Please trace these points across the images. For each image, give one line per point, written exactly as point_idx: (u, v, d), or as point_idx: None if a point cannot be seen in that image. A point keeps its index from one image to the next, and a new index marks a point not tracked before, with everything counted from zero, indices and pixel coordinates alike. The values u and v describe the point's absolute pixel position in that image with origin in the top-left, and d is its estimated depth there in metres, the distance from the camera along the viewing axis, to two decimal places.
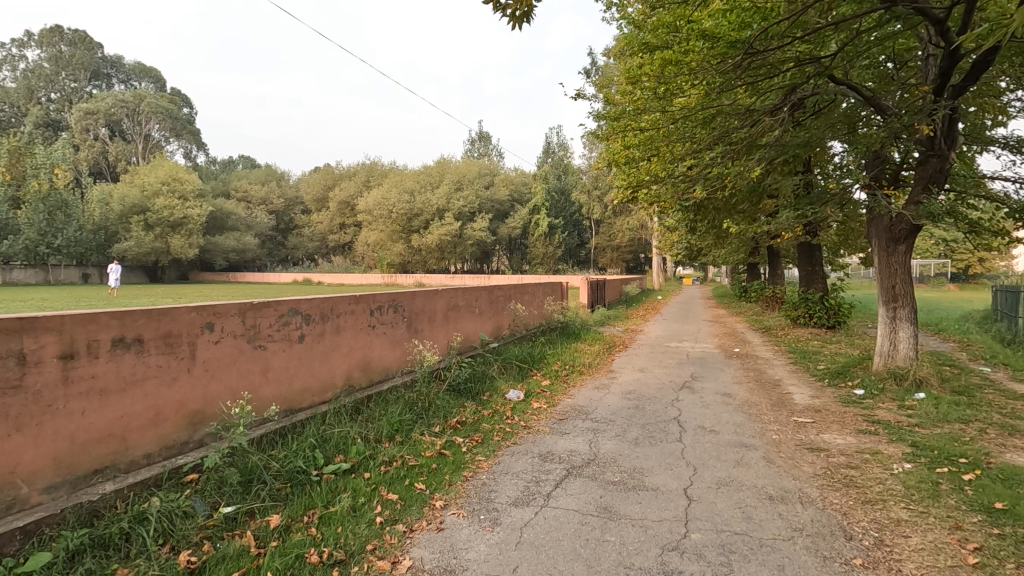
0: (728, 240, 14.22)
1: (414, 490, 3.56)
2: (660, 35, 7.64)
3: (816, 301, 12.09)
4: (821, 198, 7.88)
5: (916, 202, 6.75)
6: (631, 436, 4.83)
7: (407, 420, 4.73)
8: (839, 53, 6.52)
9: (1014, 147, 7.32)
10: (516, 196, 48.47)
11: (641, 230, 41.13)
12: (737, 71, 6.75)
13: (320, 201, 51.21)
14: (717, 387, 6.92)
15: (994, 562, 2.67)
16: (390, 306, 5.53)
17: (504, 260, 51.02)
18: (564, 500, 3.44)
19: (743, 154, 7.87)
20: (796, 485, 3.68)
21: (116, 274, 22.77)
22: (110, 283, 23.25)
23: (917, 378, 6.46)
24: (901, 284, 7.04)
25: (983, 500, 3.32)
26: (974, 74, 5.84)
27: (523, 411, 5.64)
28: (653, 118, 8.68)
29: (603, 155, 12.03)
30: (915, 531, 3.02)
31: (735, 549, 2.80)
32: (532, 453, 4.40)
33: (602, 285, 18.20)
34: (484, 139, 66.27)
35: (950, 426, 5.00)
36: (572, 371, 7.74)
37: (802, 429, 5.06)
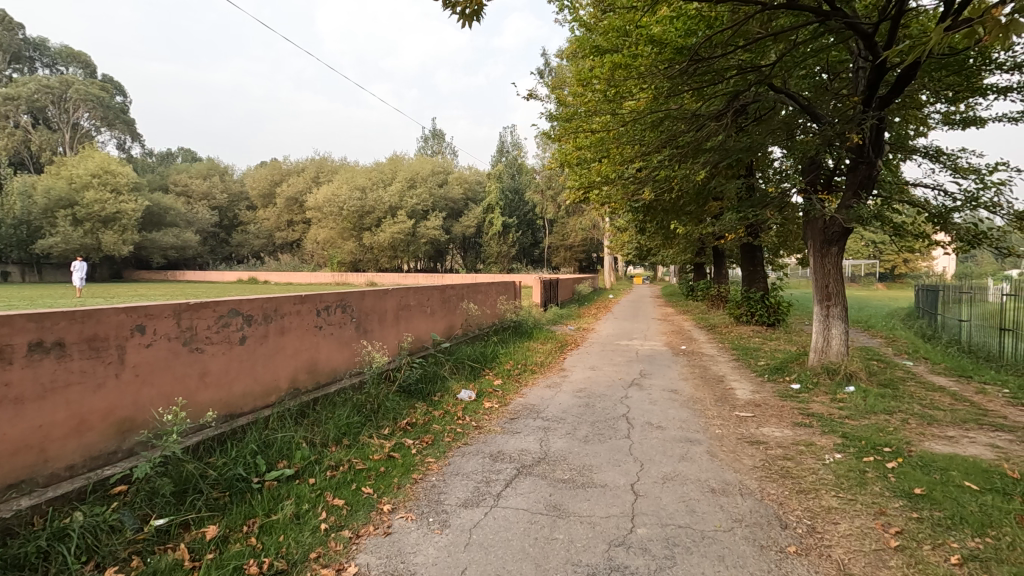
0: (675, 240, 14.62)
1: (361, 495, 3.48)
2: (610, 39, 7.78)
3: (757, 300, 12.62)
4: (761, 201, 8.21)
5: (847, 206, 7.16)
6: (582, 434, 4.89)
7: (356, 422, 4.63)
8: (778, 63, 6.84)
9: (933, 156, 7.85)
10: (471, 196, 48.35)
11: (594, 231, 41.84)
12: (683, 77, 7.01)
13: (266, 197, 49.53)
14: (665, 384, 7.13)
15: (913, 544, 2.85)
16: (338, 306, 5.38)
17: (458, 259, 50.80)
18: (514, 499, 3.45)
19: (689, 157, 8.19)
20: (737, 478, 3.83)
21: (79, 274, 20.85)
22: (78, 284, 21.13)
23: (848, 372, 6.85)
24: (834, 284, 7.44)
25: (904, 486, 3.56)
26: (899, 87, 6.23)
27: (475, 411, 5.62)
28: (604, 120, 8.82)
29: (556, 155, 12.13)
30: (844, 518, 3.20)
31: (678, 542, 2.88)
32: (482, 454, 4.39)
33: (555, 284, 18.35)
34: (439, 138, 66.12)
35: (877, 417, 5.33)
36: (524, 371, 7.77)
37: (743, 423, 5.27)
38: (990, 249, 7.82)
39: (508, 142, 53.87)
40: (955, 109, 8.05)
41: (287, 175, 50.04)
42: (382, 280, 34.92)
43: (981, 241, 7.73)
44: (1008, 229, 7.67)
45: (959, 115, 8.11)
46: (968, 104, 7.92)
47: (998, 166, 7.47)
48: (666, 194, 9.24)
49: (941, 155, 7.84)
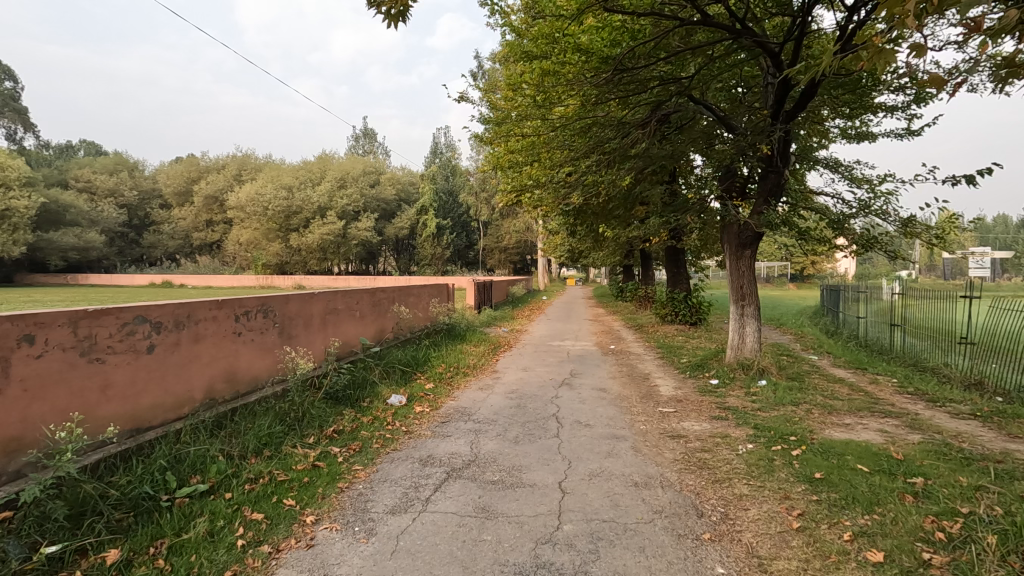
0: (604, 242, 15.10)
1: (283, 507, 3.35)
2: (540, 45, 7.91)
3: (681, 300, 13.24)
4: (682, 206, 8.62)
5: (758, 212, 7.67)
6: (512, 435, 4.95)
7: (278, 432, 4.44)
8: (696, 76, 7.24)
9: (833, 167, 8.56)
10: (403, 197, 47.63)
11: (527, 233, 42.37)
12: (609, 86, 7.26)
13: (182, 195, 46.49)
14: (594, 383, 7.34)
15: (812, 524, 3.11)
16: (259, 311, 5.13)
17: (392, 261, 49.90)
18: (443, 503, 3.43)
19: (616, 163, 8.33)
20: (658, 471, 4.01)
21: None
22: None
23: (760, 367, 7.34)
24: (748, 285, 7.94)
25: (806, 471, 3.86)
26: (802, 102, 6.74)
27: (405, 416, 5.54)
28: (534, 125, 8.97)
29: (488, 159, 12.17)
30: (754, 504, 3.42)
31: (602, 536, 2.98)
32: (412, 459, 4.34)
33: (489, 286, 18.42)
34: (370, 137, 64.92)
35: (784, 409, 5.75)
36: (456, 373, 7.75)
37: (666, 418, 5.52)
38: (881, 253, 8.64)
39: (441, 143, 53.62)
40: (851, 125, 8.82)
41: (206, 173, 47.22)
42: (312, 283, 33.78)
43: (873, 245, 8.52)
44: (895, 235, 8.51)
45: (854, 130, 8.88)
46: (861, 120, 8.70)
47: (887, 178, 8.25)
48: (595, 198, 9.52)
49: (840, 166, 8.57)
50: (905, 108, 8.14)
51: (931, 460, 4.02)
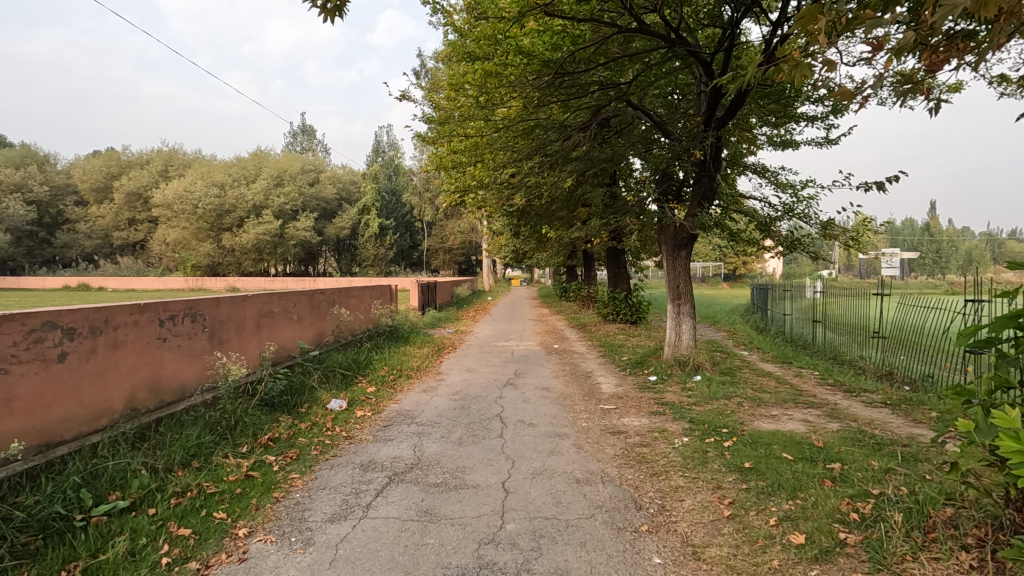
0: (547, 243, 15.29)
1: (212, 521, 3.19)
2: (482, 46, 7.79)
3: (622, 300, 13.61)
4: (622, 208, 8.84)
5: (693, 214, 8.00)
6: (456, 437, 4.92)
7: (208, 442, 4.22)
8: (634, 81, 7.47)
9: (761, 172, 9.04)
10: (344, 196, 46.44)
11: (472, 234, 42.35)
12: (550, 88, 7.38)
13: (101, 191, 43.33)
14: (537, 382, 7.42)
15: (742, 511, 3.27)
16: (186, 315, 4.87)
17: (332, 262, 48.52)
18: (385, 509, 3.37)
19: (558, 164, 8.55)
20: (599, 467, 4.11)
21: None
22: None
23: (695, 363, 7.66)
24: (683, 285, 8.25)
25: (736, 461, 4.06)
26: (732, 110, 7.09)
27: (346, 421, 5.40)
28: (477, 126, 8.99)
29: (431, 159, 12.05)
30: (688, 495, 3.57)
31: (545, 533, 3.02)
32: (353, 464, 4.23)
33: (433, 287, 18.22)
34: (308, 135, 62.95)
35: (717, 402, 6.03)
36: (399, 376, 7.64)
37: (607, 415, 5.67)
38: (804, 253, 9.20)
39: (383, 142, 52.75)
40: (777, 133, 9.34)
41: (128, 168, 44.26)
42: (247, 284, 32.34)
43: (797, 247, 9.06)
44: (816, 236, 9.09)
45: (779, 138, 9.41)
46: (786, 129, 9.23)
47: (809, 183, 8.81)
48: (538, 199, 9.63)
49: (766, 172, 9.06)
50: (824, 118, 8.71)
51: (848, 446, 4.32)
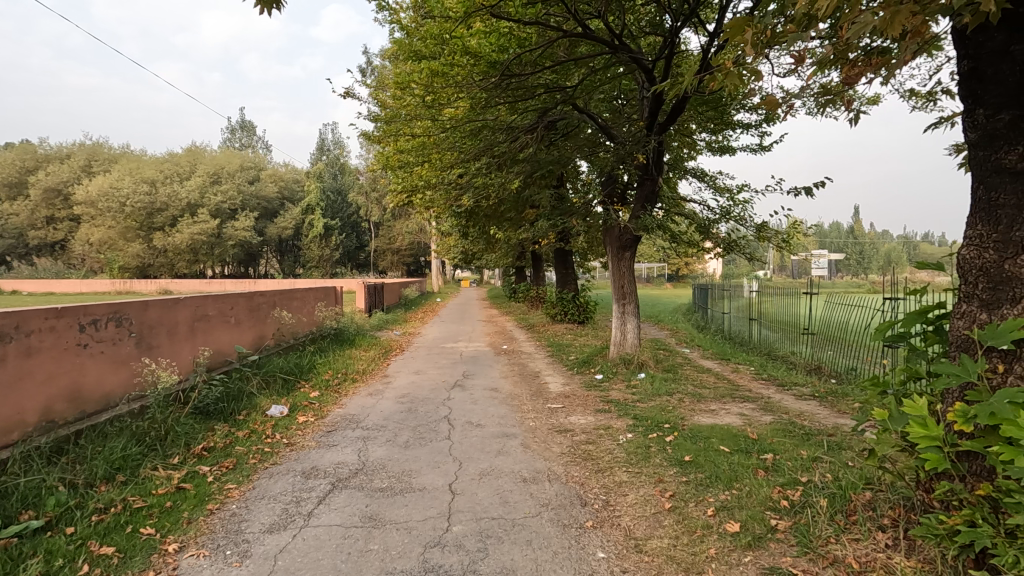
0: (496, 244, 15.32)
1: (138, 538, 3.00)
2: (428, 46, 7.74)
3: (569, 300, 13.82)
4: (568, 210, 8.99)
5: (637, 217, 8.23)
6: (402, 440, 4.86)
7: (134, 454, 3.97)
8: (580, 85, 7.61)
9: (700, 176, 9.40)
10: (287, 194, 44.91)
11: (420, 235, 41.88)
12: (498, 90, 7.42)
13: (14, 187, 40.07)
14: (486, 383, 7.42)
15: (682, 504, 3.39)
16: (111, 319, 4.57)
17: (274, 263, 46.81)
18: (327, 516, 3.28)
19: (505, 166, 8.61)
20: (546, 465, 4.15)
21: None
22: None
23: (639, 361, 7.87)
24: (627, 285, 8.45)
25: (677, 455, 4.20)
26: (673, 115, 7.33)
27: (287, 427, 5.22)
28: (424, 125, 8.93)
29: (377, 158, 11.84)
30: (632, 490, 3.66)
31: (491, 533, 3.03)
32: (294, 472, 4.09)
33: (380, 288, 17.86)
34: (247, 131, 60.53)
35: (660, 399, 6.22)
36: (344, 380, 7.45)
37: (554, 414, 5.74)
38: (740, 254, 9.63)
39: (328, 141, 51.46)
40: (715, 139, 9.73)
41: (45, 162, 41.11)
42: (181, 287, 30.71)
43: (734, 248, 9.46)
44: (751, 238, 9.53)
45: (717, 144, 9.81)
46: (723, 135, 9.64)
47: (744, 188, 9.23)
48: (486, 200, 9.65)
49: (705, 176, 9.42)
50: (757, 126, 9.15)
51: (779, 437, 4.55)
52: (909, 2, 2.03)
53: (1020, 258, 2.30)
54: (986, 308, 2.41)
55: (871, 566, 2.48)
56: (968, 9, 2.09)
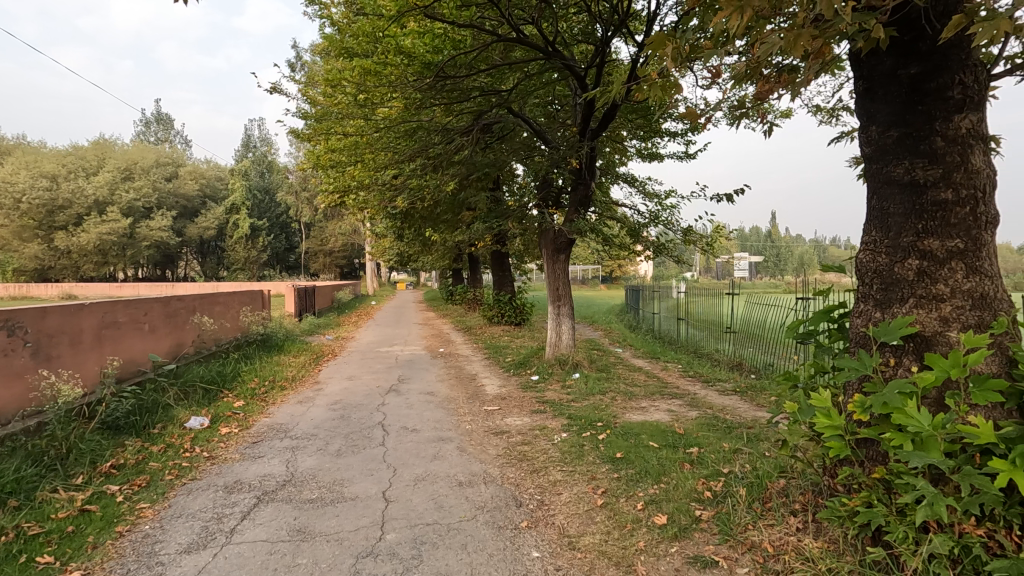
0: (432, 246, 15.17)
1: (34, 568, 2.74)
2: (361, 43, 7.57)
3: (506, 302, 13.91)
4: (504, 213, 9.05)
5: (571, 220, 8.41)
6: (334, 448, 4.70)
7: (30, 476, 3.62)
8: (514, 90, 7.69)
9: (631, 182, 9.73)
10: (209, 192, 42.47)
11: (355, 237, 40.80)
12: (432, 91, 7.37)
13: None
14: (422, 387, 7.33)
15: (613, 499, 3.49)
16: (2, 328, 4.15)
17: (195, 265, 44.12)
18: (252, 532, 3.13)
19: (440, 168, 8.56)
20: (482, 468, 4.15)
21: None
22: None
23: (574, 362, 8.04)
24: (562, 287, 8.60)
25: (609, 452, 4.32)
26: (604, 122, 7.55)
27: (208, 440, 4.92)
28: (356, 125, 8.73)
29: (307, 157, 11.43)
30: (566, 488, 3.73)
31: (426, 539, 2.99)
32: (215, 487, 3.87)
33: (311, 291, 17.24)
34: (164, 124, 56.71)
35: (594, 398, 6.38)
36: (272, 388, 7.12)
37: (491, 416, 5.75)
38: (669, 257, 10.04)
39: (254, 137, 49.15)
40: (644, 145, 10.09)
41: None
42: (87, 291, 28.34)
43: (663, 251, 9.86)
44: (679, 242, 9.96)
45: (647, 151, 10.19)
46: (652, 142, 10.01)
47: (671, 194, 9.63)
48: (421, 202, 9.55)
49: (636, 182, 9.76)
50: (683, 135, 9.59)
51: (704, 431, 4.78)
52: (809, 26, 2.20)
53: (907, 261, 2.55)
54: (880, 307, 2.64)
55: (785, 549, 2.65)
56: (861, 35, 2.29)
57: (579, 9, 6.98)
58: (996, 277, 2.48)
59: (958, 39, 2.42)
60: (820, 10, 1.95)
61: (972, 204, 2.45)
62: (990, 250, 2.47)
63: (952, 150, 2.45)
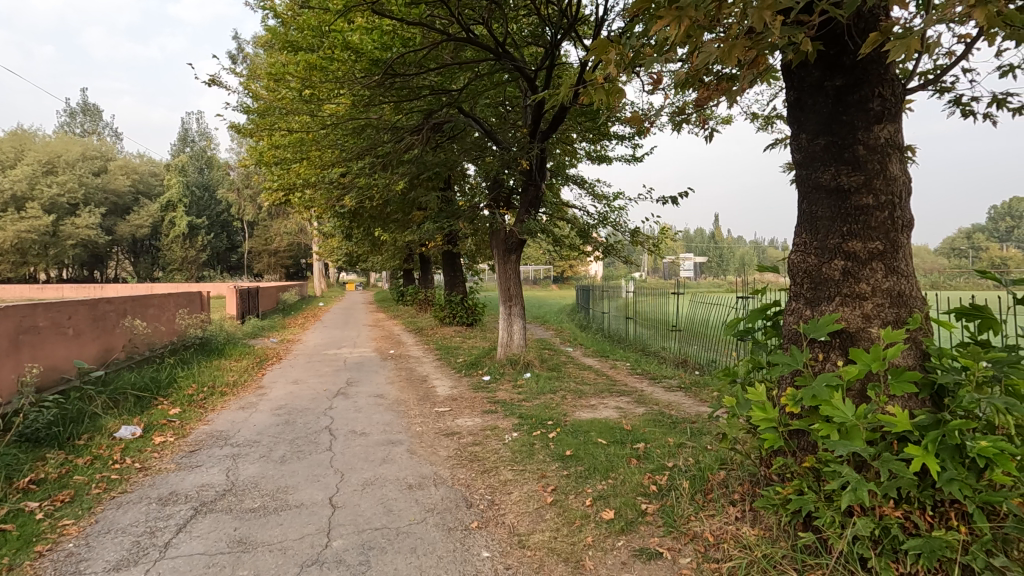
0: (382, 246, 14.93)
1: None
2: (306, 37, 7.35)
3: (458, 302, 13.85)
4: (455, 213, 9.00)
5: (522, 221, 8.46)
6: (278, 455, 4.55)
7: None
8: (465, 90, 7.67)
9: (581, 183, 9.88)
10: (143, 189, 40.20)
11: (301, 236, 39.58)
12: (381, 89, 7.24)
13: None
14: (371, 389, 7.19)
15: (563, 496, 3.54)
16: None
17: (127, 265, 41.64)
18: (188, 545, 2.98)
19: (389, 167, 8.43)
20: (432, 470, 4.12)
21: None
22: None
23: (525, 361, 8.10)
24: (514, 287, 8.64)
25: (559, 450, 4.38)
26: (554, 124, 7.64)
27: (140, 450, 4.65)
28: (302, 120, 8.48)
29: (250, 153, 11.00)
30: (516, 487, 3.75)
31: (373, 545, 2.94)
32: (148, 500, 3.67)
33: (254, 292, 16.59)
34: (91, 115, 53.23)
35: (544, 397, 6.45)
36: (211, 394, 6.81)
37: (441, 417, 5.72)
38: (617, 258, 10.26)
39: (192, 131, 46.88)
40: (594, 148, 10.28)
41: None
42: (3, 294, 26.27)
43: (611, 252, 10.07)
44: (627, 243, 10.20)
45: (596, 153, 10.38)
46: (601, 145, 10.21)
47: (619, 195, 9.85)
48: (369, 201, 9.37)
49: (585, 183, 9.93)
50: (631, 138, 9.83)
51: (650, 427, 4.92)
52: (743, 37, 2.30)
53: (833, 262, 2.71)
54: (810, 305, 2.80)
55: (724, 537, 2.77)
56: (790, 47, 2.41)
57: (529, 11, 7.04)
58: (912, 277, 2.67)
59: (876, 55, 2.60)
60: (751, 23, 2.05)
61: (890, 209, 2.63)
62: (906, 251, 2.66)
63: (873, 158, 2.62)
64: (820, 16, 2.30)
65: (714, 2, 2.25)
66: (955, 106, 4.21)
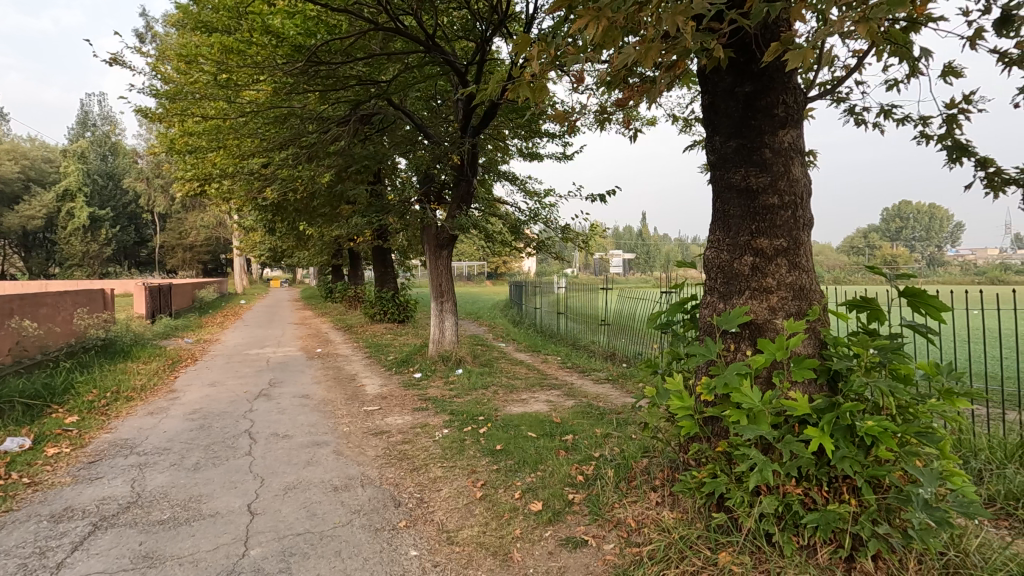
0: (308, 241, 14.35)
1: None
2: (221, 18, 6.92)
3: (389, 299, 13.55)
4: (385, 207, 8.77)
5: (453, 216, 8.39)
6: (191, 462, 4.27)
7: None
8: (394, 82, 7.51)
9: (512, 180, 9.93)
10: (35, 176, 36.42)
11: (220, 230, 37.30)
12: (304, 76, 6.94)
13: None
14: (295, 390, 6.91)
15: (492, 491, 3.56)
16: None
17: (16, 260, 37.63)
18: (84, 565, 2.74)
19: (314, 158, 8.11)
20: (359, 470, 4.02)
21: None
22: None
23: (457, 357, 8.06)
24: (445, 283, 8.56)
25: (489, 445, 4.40)
26: (485, 119, 7.64)
27: (29, 464, 4.22)
28: (217, 106, 7.99)
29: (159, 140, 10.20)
30: (446, 484, 3.73)
31: (295, 550, 2.83)
32: (38, 518, 3.33)
33: (166, 290, 15.47)
34: None
35: (476, 392, 6.45)
36: (116, 400, 6.29)
37: (370, 416, 5.58)
38: (548, 254, 10.40)
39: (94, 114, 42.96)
40: (525, 145, 10.35)
41: None
42: None
43: (543, 248, 10.19)
44: (557, 239, 10.35)
45: (528, 150, 10.46)
46: (532, 142, 10.30)
47: (550, 192, 9.99)
48: (293, 194, 8.97)
49: (517, 180, 9.99)
50: (561, 136, 9.99)
51: (579, 419, 5.04)
52: (659, 41, 2.39)
53: (743, 258, 2.88)
54: (722, 298, 2.96)
55: (645, 522, 2.87)
56: (704, 52, 2.54)
57: (459, 5, 6.99)
58: (811, 271, 2.89)
59: (780, 64, 2.78)
60: (665, 26, 2.14)
61: (793, 208, 2.84)
62: (806, 248, 2.88)
63: (777, 161, 2.82)
64: (729, 24, 2.43)
65: (634, 5, 2.33)
66: (849, 115, 4.60)
